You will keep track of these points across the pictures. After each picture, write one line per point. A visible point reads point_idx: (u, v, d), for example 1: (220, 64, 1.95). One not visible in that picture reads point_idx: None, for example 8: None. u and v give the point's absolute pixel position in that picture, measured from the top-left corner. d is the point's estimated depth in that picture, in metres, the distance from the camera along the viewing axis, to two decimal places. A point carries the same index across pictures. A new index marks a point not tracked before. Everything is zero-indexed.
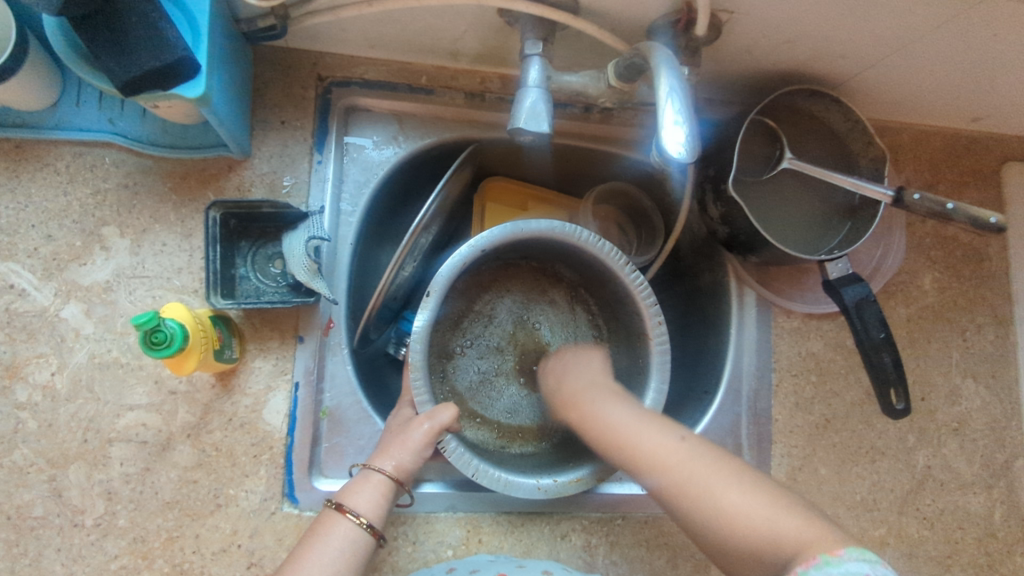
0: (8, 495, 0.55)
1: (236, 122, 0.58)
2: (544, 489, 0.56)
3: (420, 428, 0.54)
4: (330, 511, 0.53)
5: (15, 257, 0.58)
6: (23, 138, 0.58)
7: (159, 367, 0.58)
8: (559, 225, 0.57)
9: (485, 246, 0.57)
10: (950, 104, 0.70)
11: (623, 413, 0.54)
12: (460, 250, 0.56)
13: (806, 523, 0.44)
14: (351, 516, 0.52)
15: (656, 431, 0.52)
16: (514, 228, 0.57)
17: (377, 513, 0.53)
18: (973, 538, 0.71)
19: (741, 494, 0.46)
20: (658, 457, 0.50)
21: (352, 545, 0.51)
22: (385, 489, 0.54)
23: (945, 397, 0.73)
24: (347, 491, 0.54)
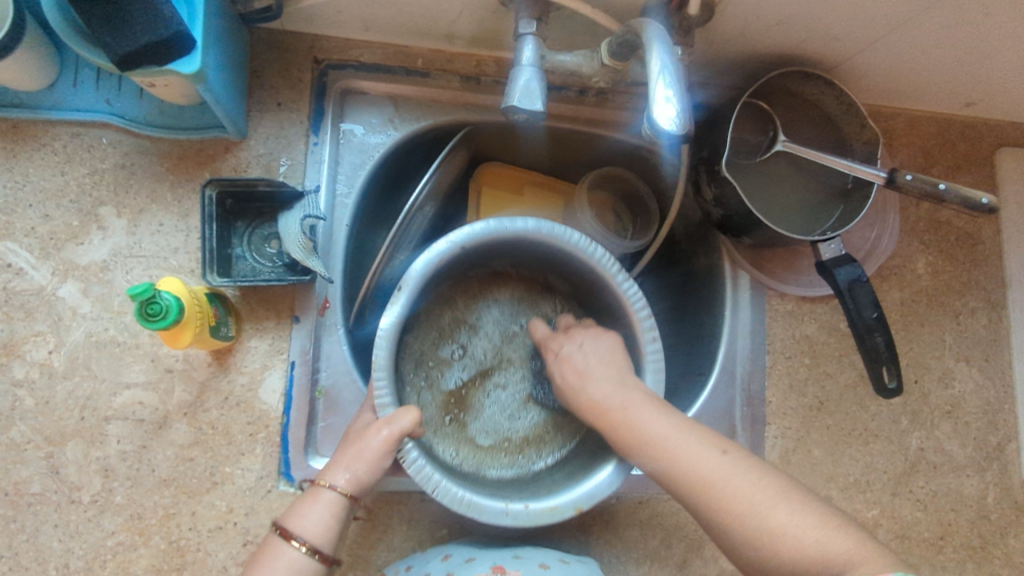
0: (6, 471, 0.56)
1: (233, 103, 0.59)
2: (512, 514, 0.52)
3: (376, 435, 0.51)
4: (276, 537, 0.50)
5: (13, 236, 0.58)
6: (21, 118, 0.59)
7: (156, 345, 0.59)
8: (542, 225, 0.57)
9: (464, 243, 0.56)
10: (944, 88, 0.70)
11: (659, 423, 0.49)
12: (435, 244, 0.55)
13: (852, 541, 0.43)
14: (296, 542, 0.49)
15: (696, 443, 0.48)
16: (498, 225, 0.56)
17: (326, 535, 0.51)
18: (966, 520, 0.72)
19: (788, 514, 0.44)
20: (700, 475, 0.46)
21: (297, 573, 0.49)
22: (336, 509, 0.51)
23: (938, 379, 0.73)
24: (295, 513, 0.51)
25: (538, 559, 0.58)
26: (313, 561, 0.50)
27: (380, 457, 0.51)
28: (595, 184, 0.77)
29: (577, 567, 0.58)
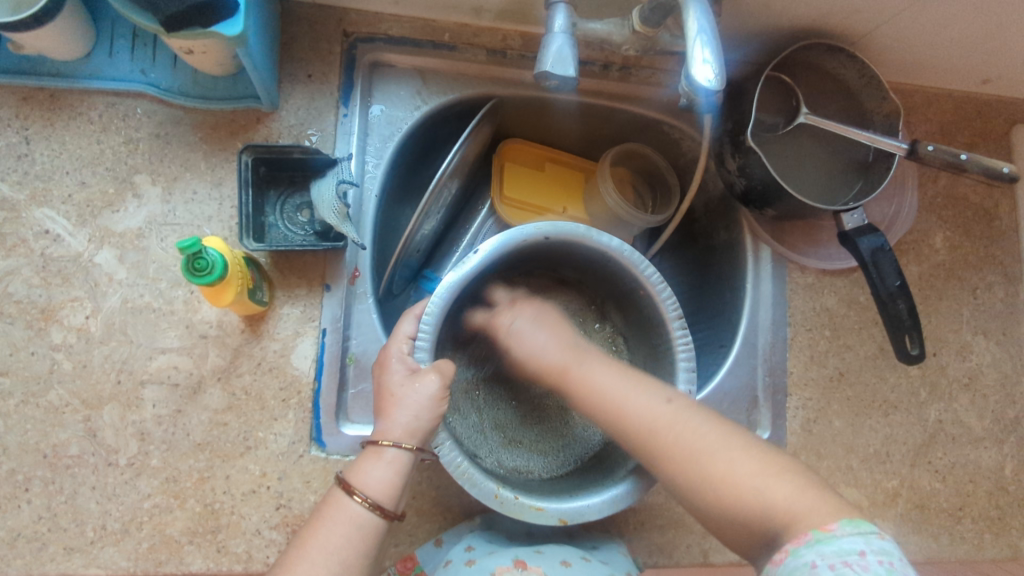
0: (45, 433, 0.57)
1: (267, 72, 0.60)
2: (500, 500, 0.54)
3: (427, 380, 0.53)
4: (339, 492, 0.51)
5: (50, 203, 0.59)
6: (58, 88, 0.60)
7: (190, 312, 0.59)
8: (625, 248, 0.60)
9: (549, 236, 0.59)
10: (962, 64, 0.71)
11: (606, 372, 0.55)
12: (525, 228, 0.58)
13: (797, 492, 0.43)
14: (358, 497, 0.49)
15: (640, 393, 0.52)
16: (587, 233, 0.59)
17: (388, 492, 0.51)
18: (984, 491, 0.73)
19: (730, 460, 0.46)
20: (648, 420, 0.50)
21: (358, 527, 0.49)
22: (397, 465, 0.51)
23: (956, 352, 0.74)
24: (357, 469, 0.51)
25: (560, 554, 0.57)
26: (376, 517, 0.50)
27: (435, 402, 0.53)
28: (616, 161, 0.78)
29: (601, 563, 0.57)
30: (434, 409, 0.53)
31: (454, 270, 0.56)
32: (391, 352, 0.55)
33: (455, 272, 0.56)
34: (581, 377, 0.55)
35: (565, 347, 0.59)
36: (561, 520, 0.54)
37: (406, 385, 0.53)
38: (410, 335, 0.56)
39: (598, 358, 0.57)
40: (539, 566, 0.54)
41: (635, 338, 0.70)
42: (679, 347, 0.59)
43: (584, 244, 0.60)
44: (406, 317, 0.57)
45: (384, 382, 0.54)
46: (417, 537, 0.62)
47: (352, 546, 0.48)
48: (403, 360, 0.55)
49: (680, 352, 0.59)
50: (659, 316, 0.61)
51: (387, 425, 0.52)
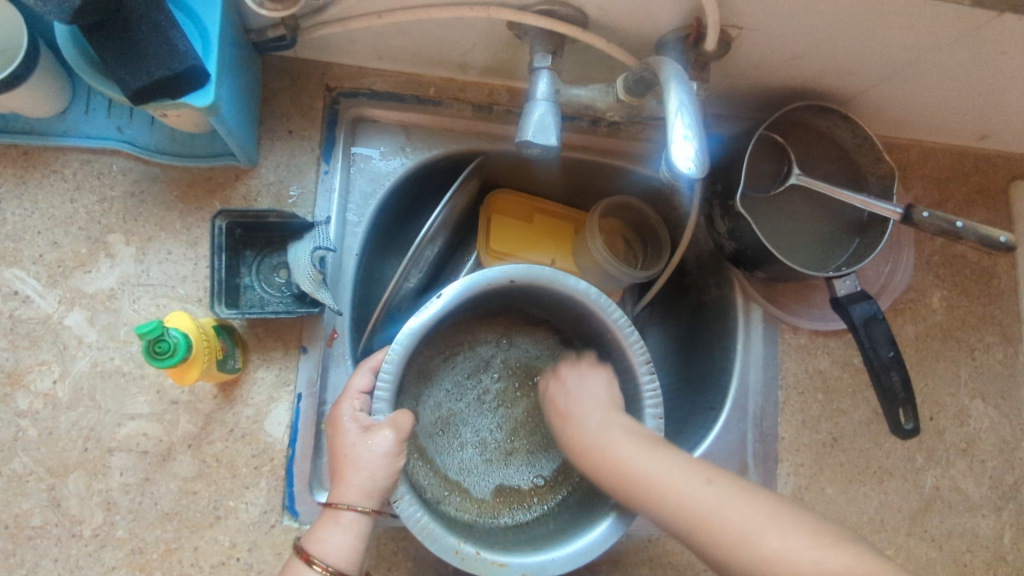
0: (7, 503, 0.55)
1: (244, 132, 0.58)
2: (461, 555, 0.51)
3: (382, 436, 0.51)
4: (296, 560, 0.49)
5: (20, 263, 0.58)
6: (32, 145, 0.59)
7: (161, 376, 0.58)
8: (593, 291, 0.57)
9: (515, 279, 0.56)
10: (959, 122, 0.70)
11: (642, 450, 0.50)
12: (490, 271, 0.55)
13: (854, 564, 0.43)
14: (317, 566, 0.48)
15: (664, 457, 0.49)
16: (554, 276, 0.56)
17: (350, 558, 0.50)
18: (982, 561, 0.70)
19: (779, 538, 0.44)
20: (686, 502, 0.47)
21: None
22: (357, 529, 0.50)
23: (954, 417, 0.72)
24: (314, 534, 0.50)
25: None
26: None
27: (390, 459, 0.51)
28: (606, 213, 0.76)
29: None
30: (392, 467, 0.51)
31: (417, 313, 0.53)
32: (345, 409, 0.53)
33: (420, 315, 0.53)
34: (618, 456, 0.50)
35: (586, 403, 0.56)
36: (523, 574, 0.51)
37: (360, 443, 0.51)
38: (363, 389, 0.54)
39: (605, 408, 0.55)
40: None
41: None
42: (647, 395, 0.57)
43: (551, 288, 0.57)
44: (360, 369, 0.55)
45: (340, 440, 0.52)
46: None
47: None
48: (357, 418, 0.52)
49: (647, 391, 0.56)
50: (627, 364, 0.58)
51: (344, 487, 0.50)
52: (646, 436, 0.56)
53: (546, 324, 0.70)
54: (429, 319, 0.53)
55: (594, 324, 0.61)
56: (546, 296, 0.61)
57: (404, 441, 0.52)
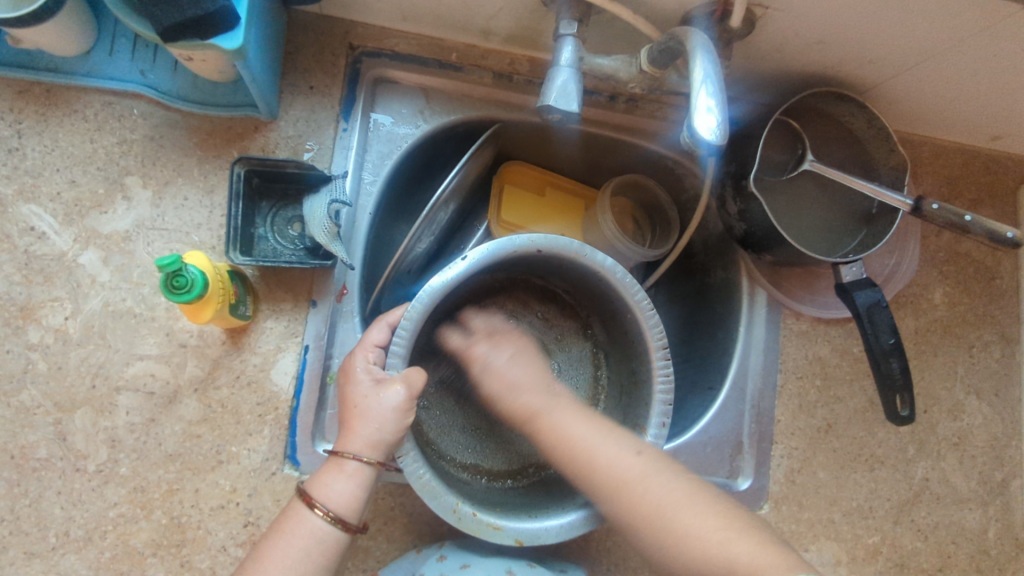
0: (14, 434, 0.56)
1: (267, 83, 0.59)
2: (458, 515, 0.52)
3: (392, 390, 0.51)
4: (299, 502, 0.51)
5: (37, 199, 0.58)
6: (54, 83, 0.59)
7: (172, 320, 0.58)
8: (618, 269, 0.57)
9: (540, 250, 0.55)
10: (975, 120, 0.70)
11: (580, 424, 0.53)
12: (516, 239, 0.54)
13: (758, 547, 0.44)
14: (318, 510, 0.49)
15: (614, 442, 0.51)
16: (580, 250, 0.56)
17: (351, 505, 0.51)
18: (965, 554, 0.71)
19: (692, 515, 0.46)
20: (616, 471, 0.49)
21: (319, 540, 0.49)
22: (361, 478, 0.51)
23: (948, 412, 0.73)
24: (318, 478, 0.51)
25: None
26: (336, 530, 0.50)
27: (398, 415, 0.51)
28: (617, 190, 0.77)
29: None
30: (399, 422, 0.51)
31: (439, 274, 0.53)
32: (358, 361, 0.53)
33: (442, 276, 0.53)
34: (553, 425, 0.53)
35: (540, 393, 0.56)
36: (516, 542, 0.52)
37: (370, 395, 0.51)
38: (377, 343, 0.55)
39: (570, 404, 0.55)
40: None
41: (616, 359, 0.67)
42: (659, 378, 0.57)
43: (575, 261, 0.57)
44: (377, 323, 0.55)
45: (351, 391, 0.52)
46: (384, 563, 0.60)
47: (312, 559, 0.49)
48: (369, 371, 0.53)
49: (659, 376, 0.57)
50: (643, 344, 0.58)
51: (351, 435, 0.51)
52: (652, 415, 0.56)
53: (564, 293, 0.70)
54: (452, 280, 0.53)
55: (613, 302, 0.61)
56: (571, 269, 0.61)
57: (415, 399, 0.52)
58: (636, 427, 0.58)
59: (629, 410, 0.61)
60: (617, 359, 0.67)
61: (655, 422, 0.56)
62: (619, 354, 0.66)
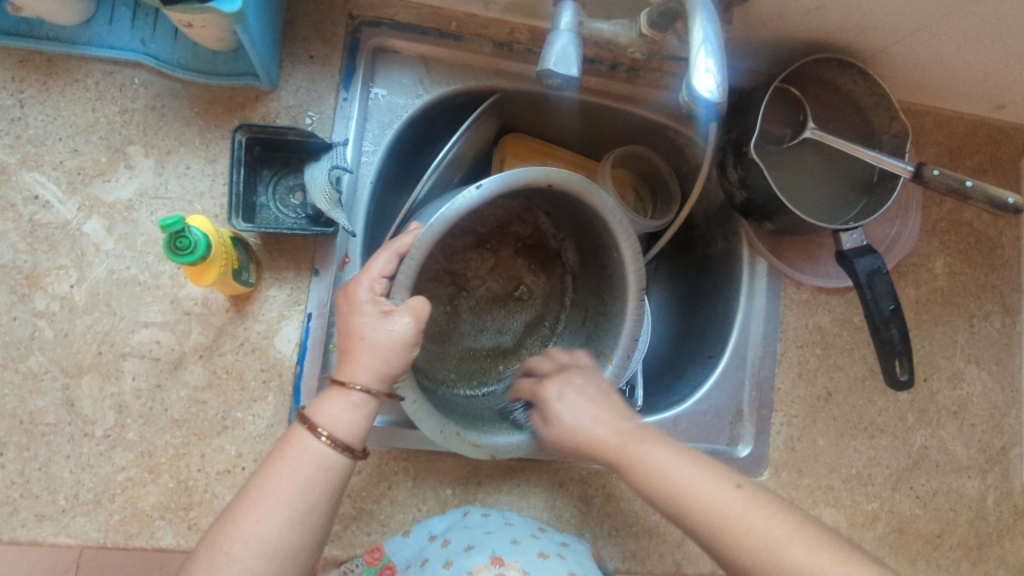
0: (22, 400, 0.57)
1: (268, 52, 0.59)
2: (446, 434, 0.52)
3: (398, 322, 0.49)
4: (299, 428, 0.48)
5: (41, 168, 0.59)
6: (55, 52, 0.59)
7: (176, 288, 0.59)
8: (620, 211, 0.56)
9: (552, 184, 0.54)
10: (978, 88, 0.70)
11: (670, 458, 0.48)
12: (529, 171, 0.52)
13: None
14: (321, 437, 0.47)
15: (723, 486, 0.46)
16: (590, 189, 0.55)
17: (356, 434, 0.49)
18: (964, 521, 0.72)
19: (805, 550, 0.42)
20: (714, 506, 0.45)
21: (324, 467, 0.47)
22: (365, 409, 0.49)
23: (947, 380, 0.73)
24: (319, 404, 0.49)
25: (537, 547, 0.55)
26: (339, 457, 0.48)
27: (404, 347, 0.49)
28: (618, 162, 0.77)
29: (558, 561, 0.53)
30: (403, 354, 0.49)
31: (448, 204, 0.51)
32: (361, 288, 0.50)
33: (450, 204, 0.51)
34: (648, 465, 0.48)
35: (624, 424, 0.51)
36: (491, 455, 0.55)
37: (378, 326, 0.49)
38: (384, 272, 0.51)
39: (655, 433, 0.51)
40: (517, 562, 0.51)
41: (585, 287, 0.70)
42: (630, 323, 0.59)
43: (581, 198, 0.56)
44: (383, 252, 0.51)
45: (353, 317, 0.50)
46: (388, 527, 0.61)
47: (317, 485, 0.47)
48: (374, 299, 0.50)
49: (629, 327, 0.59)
50: (621, 283, 0.60)
51: (354, 365, 0.49)
52: (617, 350, 0.59)
53: (544, 216, 0.71)
54: (467, 206, 0.52)
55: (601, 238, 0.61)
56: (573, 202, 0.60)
57: (420, 330, 0.50)
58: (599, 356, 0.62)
59: (591, 334, 0.65)
60: (585, 286, 0.70)
61: (619, 356, 0.59)
62: (590, 282, 0.69)
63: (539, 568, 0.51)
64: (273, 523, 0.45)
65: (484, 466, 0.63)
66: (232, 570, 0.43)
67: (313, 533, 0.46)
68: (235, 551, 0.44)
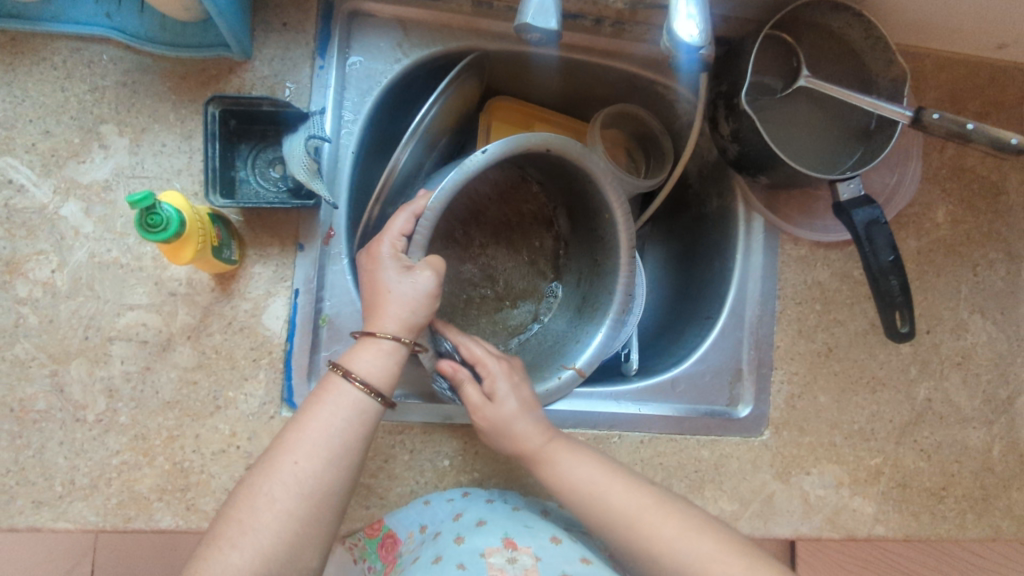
0: (12, 387, 0.56)
1: (238, 20, 0.57)
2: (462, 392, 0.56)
3: (422, 276, 0.51)
4: (333, 375, 0.50)
5: (13, 152, 0.57)
6: (19, 31, 0.57)
7: (159, 269, 0.58)
8: (613, 177, 0.56)
9: (551, 150, 0.54)
10: (979, 27, 0.67)
11: (584, 469, 0.54)
12: (529, 136, 0.53)
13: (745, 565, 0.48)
14: (355, 381, 0.49)
15: (630, 492, 0.52)
16: (583, 153, 0.55)
17: (387, 380, 0.51)
18: (969, 472, 0.71)
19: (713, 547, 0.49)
20: (628, 511, 0.51)
21: (360, 411, 0.49)
22: (395, 358, 0.51)
23: (951, 331, 0.72)
24: (351, 353, 0.51)
25: (548, 528, 0.57)
26: (372, 402, 0.50)
27: (430, 300, 0.51)
28: (608, 122, 0.75)
29: (571, 547, 0.55)
30: (429, 305, 0.51)
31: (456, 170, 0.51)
32: (382, 246, 0.52)
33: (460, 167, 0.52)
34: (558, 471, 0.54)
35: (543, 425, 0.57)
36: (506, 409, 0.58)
37: (402, 279, 0.51)
38: (403, 231, 0.52)
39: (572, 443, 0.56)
40: (528, 547, 0.54)
41: (576, 253, 0.69)
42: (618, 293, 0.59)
43: (575, 164, 0.56)
44: (401, 211, 0.52)
45: (376, 273, 0.52)
46: (387, 500, 0.60)
47: (353, 430, 0.49)
48: (397, 256, 0.52)
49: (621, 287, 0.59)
50: (612, 245, 0.60)
51: (382, 316, 0.51)
52: (612, 305, 0.59)
53: (538, 185, 0.71)
54: (470, 171, 0.52)
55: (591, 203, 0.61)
56: (562, 169, 0.61)
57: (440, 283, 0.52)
58: (587, 326, 0.62)
59: (586, 296, 0.65)
60: (575, 252, 0.69)
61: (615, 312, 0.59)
62: (581, 246, 0.68)
63: (551, 554, 0.54)
64: (311, 465, 0.46)
65: (482, 436, 0.63)
66: (271, 510, 0.45)
67: (347, 479, 0.48)
68: (274, 492, 0.45)
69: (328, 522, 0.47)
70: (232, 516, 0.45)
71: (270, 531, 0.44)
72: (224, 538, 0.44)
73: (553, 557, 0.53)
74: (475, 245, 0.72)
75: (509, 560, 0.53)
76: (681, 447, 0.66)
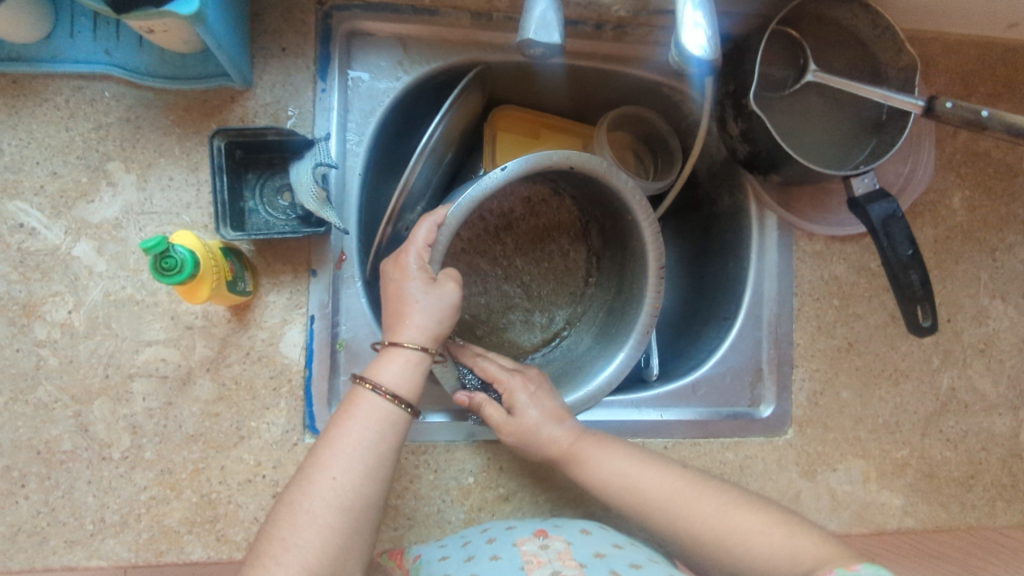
0: (36, 430, 0.56)
1: (236, 49, 0.56)
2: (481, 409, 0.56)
3: (446, 290, 0.51)
4: (359, 388, 0.50)
5: (22, 195, 0.57)
6: (20, 73, 0.57)
7: (175, 303, 0.58)
8: (640, 193, 0.55)
9: (575, 166, 0.52)
10: (989, 9, 0.65)
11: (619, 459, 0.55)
12: (550, 152, 0.51)
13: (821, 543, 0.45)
14: (384, 394, 0.49)
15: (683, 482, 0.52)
16: (609, 170, 0.53)
17: (414, 392, 0.51)
18: (997, 458, 0.71)
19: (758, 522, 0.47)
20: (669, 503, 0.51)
21: (391, 423, 0.49)
22: (419, 367, 0.51)
23: (972, 318, 0.71)
24: (376, 365, 0.50)
25: (577, 525, 0.57)
26: (401, 413, 0.50)
27: (451, 312, 0.52)
28: (615, 125, 0.74)
29: (600, 535, 0.56)
30: (451, 317, 0.52)
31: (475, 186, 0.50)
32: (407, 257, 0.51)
33: (481, 184, 0.50)
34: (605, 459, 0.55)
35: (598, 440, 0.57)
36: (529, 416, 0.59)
37: (427, 292, 0.50)
38: (428, 242, 0.51)
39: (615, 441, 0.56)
40: (560, 534, 0.55)
41: (608, 266, 0.69)
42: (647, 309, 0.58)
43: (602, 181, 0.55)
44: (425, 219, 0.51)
45: (401, 286, 0.51)
46: (415, 520, 0.60)
47: (385, 442, 0.48)
48: (422, 267, 0.51)
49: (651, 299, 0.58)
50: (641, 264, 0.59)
51: (406, 327, 0.50)
52: (638, 322, 0.58)
53: (569, 198, 0.73)
54: (489, 190, 0.51)
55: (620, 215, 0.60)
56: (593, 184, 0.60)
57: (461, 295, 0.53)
58: (616, 338, 0.61)
59: (612, 318, 0.64)
60: (608, 266, 0.69)
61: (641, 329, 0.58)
62: (612, 264, 0.68)
63: (580, 539, 0.55)
64: (349, 479, 0.46)
65: (506, 452, 0.63)
66: (314, 526, 0.44)
67: (383, 488, 0.48)
68: (316, 507, 0.45)
69: (366, 532, 0.46)
70: (274, 532, 0.44)
71: (315, 546, 0.43)
72: (268, 557, 0.43)
73: (584, 542, 0.54)
74: (504, 260, 0.72)
75: (542, 546, 0.53)
76: (705, 451, 0.65)
